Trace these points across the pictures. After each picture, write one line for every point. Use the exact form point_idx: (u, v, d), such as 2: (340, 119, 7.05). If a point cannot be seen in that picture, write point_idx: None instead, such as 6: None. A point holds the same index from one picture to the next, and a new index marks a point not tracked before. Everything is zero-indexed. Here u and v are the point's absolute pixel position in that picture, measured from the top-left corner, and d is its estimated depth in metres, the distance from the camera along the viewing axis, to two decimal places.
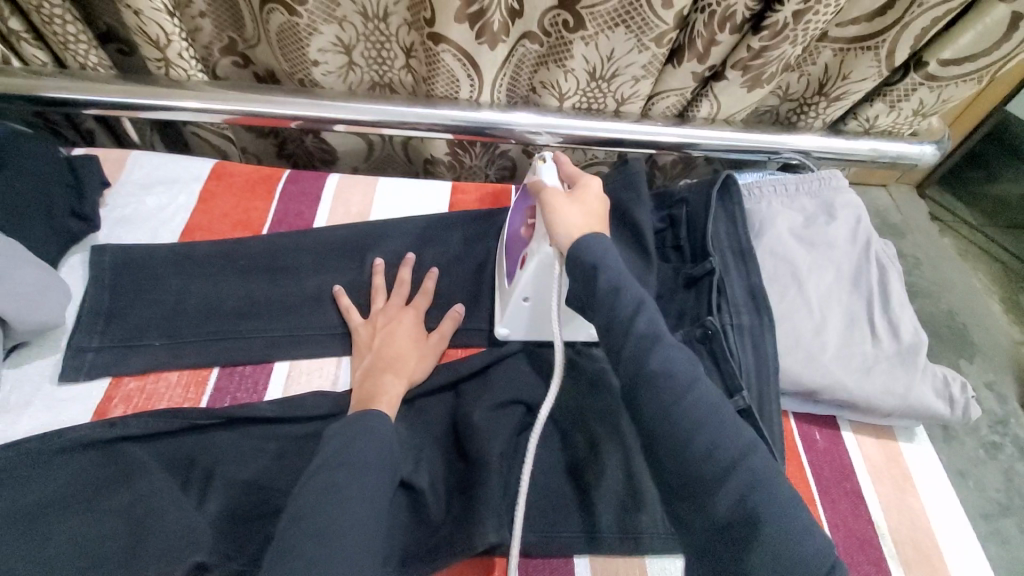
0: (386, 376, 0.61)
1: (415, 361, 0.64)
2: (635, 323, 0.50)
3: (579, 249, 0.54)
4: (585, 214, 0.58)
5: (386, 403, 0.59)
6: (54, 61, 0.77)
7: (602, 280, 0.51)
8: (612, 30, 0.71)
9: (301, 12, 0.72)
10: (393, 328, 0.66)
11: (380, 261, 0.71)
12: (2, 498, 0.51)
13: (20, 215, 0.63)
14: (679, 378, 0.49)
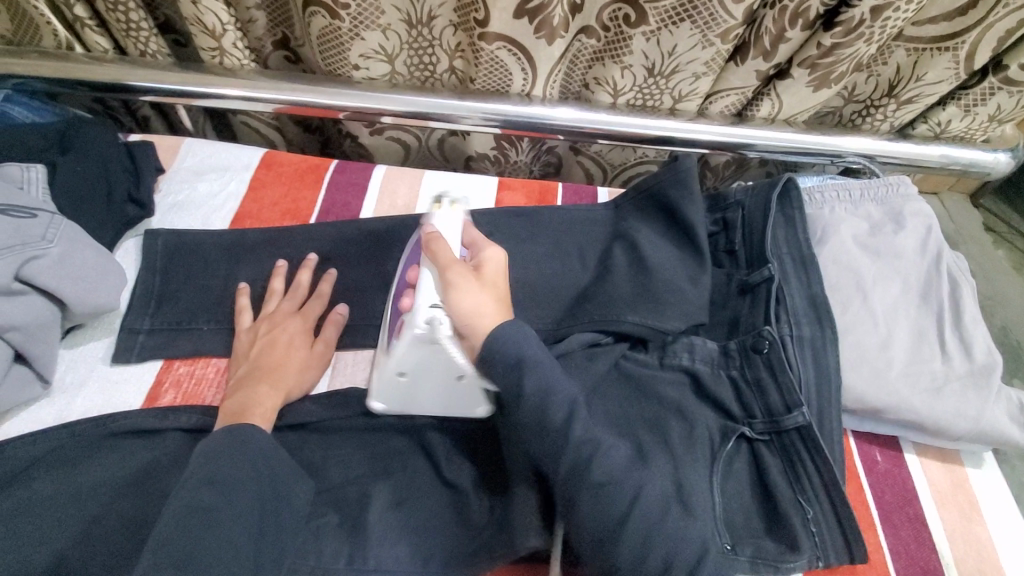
0: (261, 386, 0.56)
1: (297, 371, 0.60)
2: (571, 431, 0.48)
3: (495, 343, 0.50)
4: (489, 296, 0.53)
5: (257, 417, 0.54)
6: (115, 48, 0.79)
7: (529, 379, 0.49)
8: (676, 26, 0.68)
9: (344, 17, 0.71)
10: (282, 335, 0.61)
11: (284, 263, 0.68)
12: (58, 477, 0.52)
13: (81, 198, 0.64)
14: (624, 491, 0.47)
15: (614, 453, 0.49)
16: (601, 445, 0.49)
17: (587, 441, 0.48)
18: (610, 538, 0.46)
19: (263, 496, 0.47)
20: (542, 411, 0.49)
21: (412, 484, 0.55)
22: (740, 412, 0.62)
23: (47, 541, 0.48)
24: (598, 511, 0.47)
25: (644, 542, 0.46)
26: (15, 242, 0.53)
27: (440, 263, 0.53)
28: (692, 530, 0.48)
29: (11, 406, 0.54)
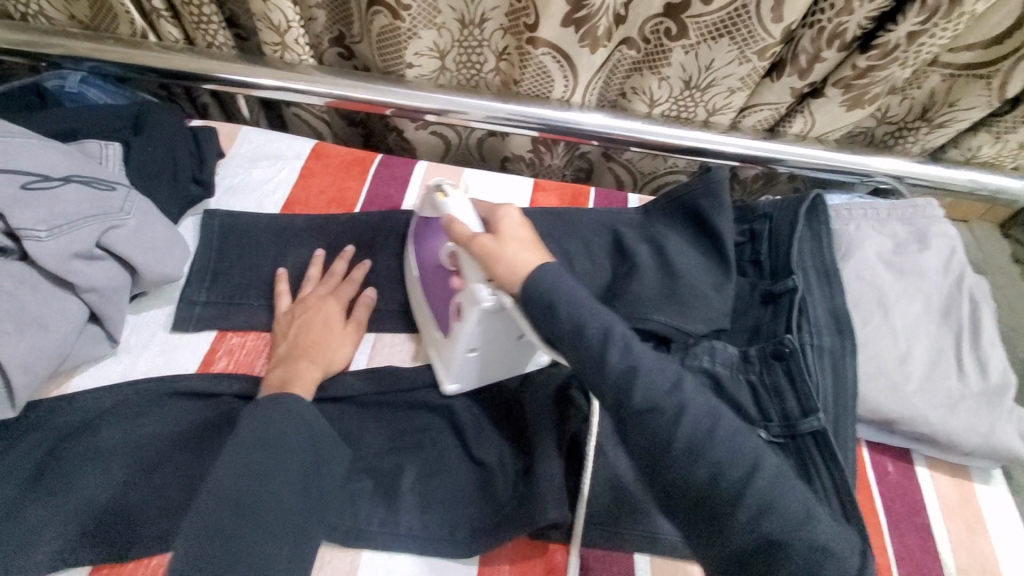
0: (300, 362, 0.60)
1: (334, 349, 0.63)
2: (608, 355, 0.49)
3: (533, 286, 0.52)
4: (527, 250, 0.55)
5: (298, 390, 0.57)
6: (184, 38, 0.84)
7: (563, 316, 0.51)
8: (715, 41, 0.71)
9: (404, 17, 0.75)
10: (317, 316, 0.65)
11: (320, 251, 0.71)
12: (121, 429, 0.56)
13: (150, 176, 0.69)
14: (669, 406, 0.48)
15: (647, 361, 0.50)
16: (641, 368, 0.49)
17: (630, 360, 0.49)
18: (659, 450, 0.47)
19: (304, 464, 0.51)
20: (578, 331, 0.50)
21: (443, 459, 0.58)
22: (758, 415, 0.65)
23: (117, 487, 0.53)
24: (650, 429, 0.48)
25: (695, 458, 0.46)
26: (97, 212, 0.58)
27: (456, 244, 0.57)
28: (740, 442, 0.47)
29: (82, 362, 0.59)
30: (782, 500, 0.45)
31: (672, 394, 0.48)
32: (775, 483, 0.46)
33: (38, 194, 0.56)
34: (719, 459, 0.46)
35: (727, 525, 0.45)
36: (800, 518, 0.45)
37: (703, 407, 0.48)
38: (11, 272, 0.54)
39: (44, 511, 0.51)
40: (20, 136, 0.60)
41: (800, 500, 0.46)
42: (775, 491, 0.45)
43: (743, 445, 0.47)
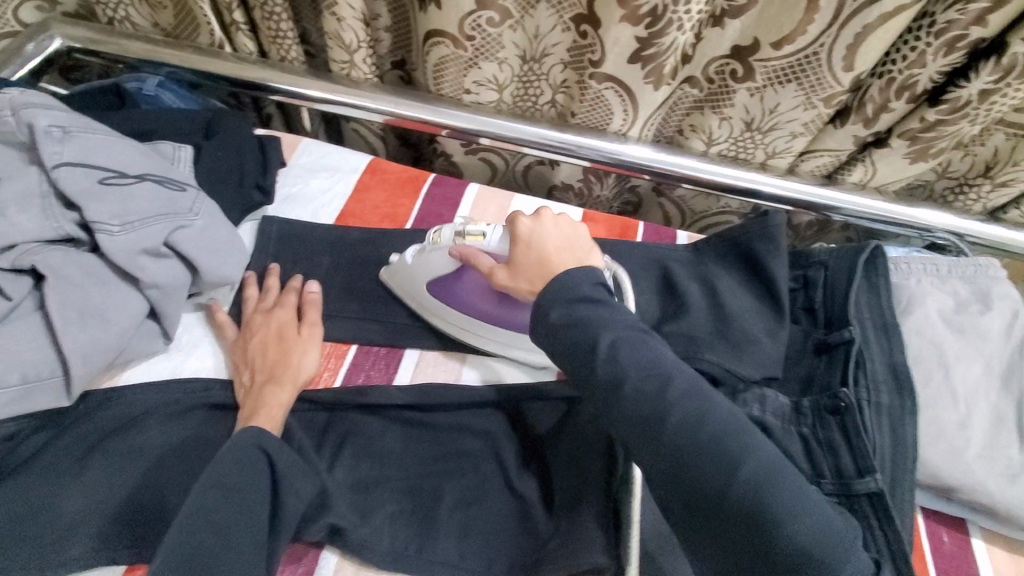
0: (266, 389, 0.58)
1: (296, 362, 0.61)
2: (603, 344, 0.48)
3: (565, 289, 0.51)
4: (548, 258, 0.55)
5: (269, 417, 0.56)
6: (258, 50, 0.87)
7: (586, 322, 0.49)
8: (781, 86, 0.71)
9: (467, 47, 0.76)
10: (268, 333, 0.63)
11: (274, 264, 0.70)
12: (168, 429, 0.57)
13: (216, 180, 0.71)
14: (659, 387, 0.46)
15: (640, 348, 0.48)
16: (638, 358, 0.47)
17: (616, 371, 0.47)
18: (653, 430, 0.45)
19: (271, 501, 0.49)
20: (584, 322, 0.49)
21: (484, 486, 0.57)
22: (809, 471, 0.62)
23: (155, 487, 0.53)
24: (637, 408, 0.46)
25: (681, 438, 0.44)
26: (168, 211, 0.60)
27: (513, 285, 0.57)
28: (735, 423, 0.45)
29: (136, 357, 0.60)
30: (774, 501, 0.41)
31: (664, 395, 0.46)
32: (767, 474, 0.43)
33: (114, 189, 0.58)
34: (709, 452, 0.43)
35: (716, 511, 0.42)
36: (790, 508, 0.41)
37: (689, 406, 0.45)
38: (79, 262, 0.56)
39: (87, 508, 0.51)
40: (100, 132, 0.62)
41: (796, 489, 0.43)
42: (769, 476, 0.42)
43: (739, 438, 0.44)
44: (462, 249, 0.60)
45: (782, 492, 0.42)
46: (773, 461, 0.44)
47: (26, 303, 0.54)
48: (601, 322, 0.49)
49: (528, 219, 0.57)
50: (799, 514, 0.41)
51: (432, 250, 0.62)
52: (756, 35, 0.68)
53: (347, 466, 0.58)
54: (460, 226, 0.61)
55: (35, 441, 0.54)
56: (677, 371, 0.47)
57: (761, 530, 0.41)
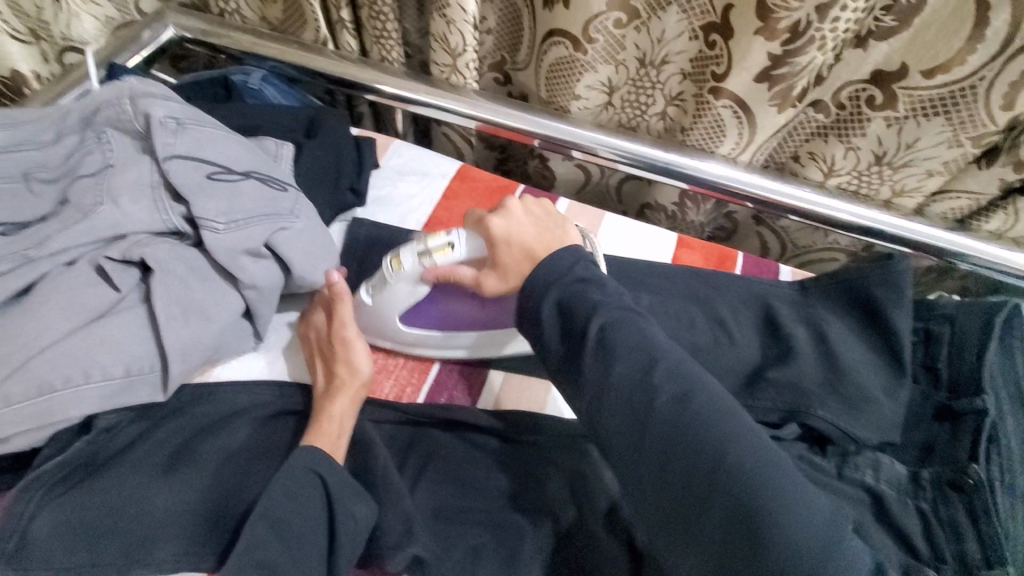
0: (319, 403, 0.56)
1: (340, 368, 0.58)
2: (591, 326, 0.47)
3: (558, 267, 0.50)
4: (530, 251, 0.53)
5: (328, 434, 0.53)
6: (359, 49, 0.86)
7: (583, 295, 0.48)
8: (927, 119, 0.65)
9: (587, 50, 0.73)
10: (320, 343, 0.61)
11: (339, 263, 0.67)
12: (253, 435, 0.57)
13: (314, 179, 0.70)
14: (638, 363, 0.45)
15: (625, 330, 0.46)
16: (622, 342, 0.46)
17: (605, 357, 0.46)
18: (639, 414, 0.43)
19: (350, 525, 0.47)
20: (574, 300, 0.49)
21: (568, 530, 0.53)
22: (927, 553, 0.53)
23: (240, 490, 0.53)
24: (623, 392, 0.44)
25: (662, 421, 0.43)
26: (271, 212, 0.60)
27: (503, 286, 0.54)
28: (719, 399, 0.44)
29: (228, 355, 0.60)
30: (759, 486, 0.39)
31: (652, 377, 0.44)
32: (754, 460, 0.40)
33: (220, 185, 0.58)
34: (698, 437, 0.41)
35: (701, 496, 0.40)
36: (778, 495, 0.39)
37: (677, 385, 0.44)
38: (183, 256, 0.55)
39: (169, 509, 0.50)
40: (212, 126, 0.61)
41: (791, 481, 0.40)
42: (758, 460, 0.40)
43: (727, 421, 0.42)
44: (435, 270, 0.57)
45: (770, 476, 0.40)
46: (762, 446, 0.42)
47: (132, 295, 0.54)
48: (594, 303, 0.48)
49: (497, 218, 0.54)
50: (788, 502, 0.39)
51: (398, 281, 0.58)
52: (903, 61, 0.62)
53: (428, 490, 0.55)
54: (417, 246, 0.57)
55: (129, 433, 0.54)
56: (663, 352, 0.45)
57: (748, 517, 0.39)
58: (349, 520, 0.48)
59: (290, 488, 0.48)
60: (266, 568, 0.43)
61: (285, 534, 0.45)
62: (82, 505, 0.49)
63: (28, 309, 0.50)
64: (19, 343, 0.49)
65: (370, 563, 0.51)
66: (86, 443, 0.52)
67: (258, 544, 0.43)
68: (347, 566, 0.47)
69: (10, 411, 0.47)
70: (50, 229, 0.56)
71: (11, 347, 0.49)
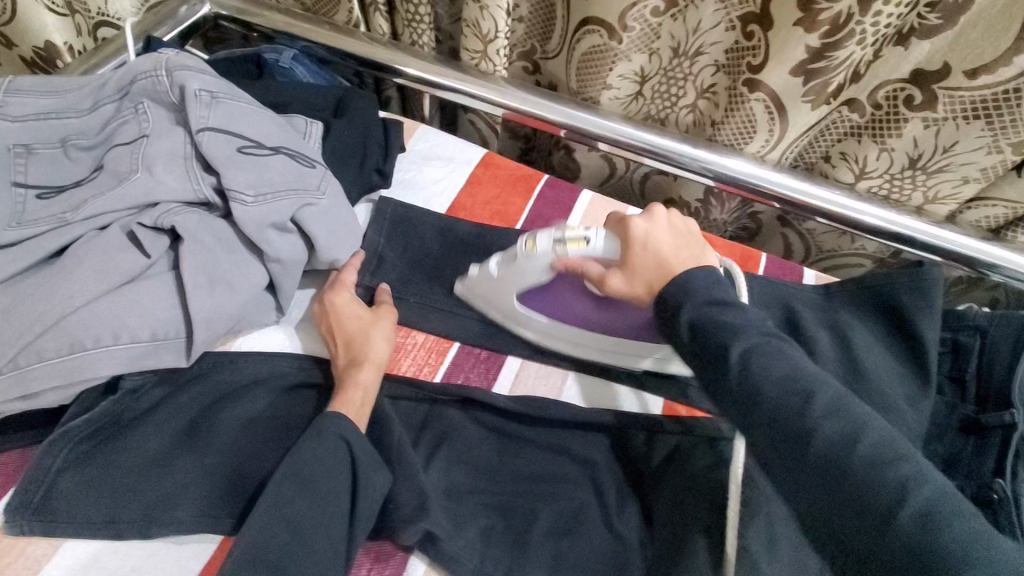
0: (349, 373, 0.56)
1: (369, 343, 0.59)
2: (734, 347, 0.44)
3: (687, 277, 0.50)
4: (662, 257, 0.53)
5: (360, 405, 0.55)
6: (390, 32, 0.87)
7: (713, 312, 0.47)
8: (968, 121, 0.63)
9: (622, 38, 0.72)
10: (341, 318, 0.61)
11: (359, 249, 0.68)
12: (271, 404, 0.58)
13: (342, 158, 0.71)
14: (793, 394, 0.42)
15: (781, 360, 0.44)
16: (772, 368, 0.43)
17: (748, 385, 0.43)
18: (797, 443, 0.40)
19: (362, 496, 0.48)
20: (724, 325, 0.46)
21: (580, 516, 0.54)
22: None
23: (259, 459, 0.54)
24: (768, 415, 0.42)
25: (810, 449, 0.40)
26: (298, 187, 0.60)
27: (629, 291, 0.54)
28: (887, 433, 0.40)
29: (250, 326, 0.61)
30: (941, 534, 0.35)
31: (806, 414, 0.40)
32: (935, 500, 0.36)
33: (250, 159, 0.59)
34: (869, 474, 0.38)
35: (874, 535, 0.36)
36: (967, 544, 0.34)
37: (840, 423, 0.40)
38: (212, 226, 0.57)
39: (190, 471, 0.52)
40: (243, 101, 0.62)
41: (970, 519, 0.36)
42: (937, 497, 0.37)
43: (899, 457, 0.38)
44: (565, 260, 0.57)
45: (959, 521, 0.35)
46: (927, 478, 0.38)
47: (162, 262, 0.56)
48: (738, 325, 0.46)
49: (640, 220, 0.55)
50: (969, 547, 0.34)
51: (526, 261, 0.58)
52: (946, 61, 0.61)
53: (441, 470, 0.56)
54: (556, 230, 0.57)
55: (154, 395, 0.56)
56: (819, 384, 0.42)
57: (931, 565, 0.34)
58: (366, 493, 0.48)
59: (312, 455, 0.48)
60: (289, 529, 0.44)
61: (308, 494, 0.46)
62: (106, 463, 0.51)
63: (61, 270, 0.51)
64: (52, 303, 0.50)
65: (384, 537, 0.52)
66: (112, 402, 0.53)
67: (274, 509, 0.44)
68: (361, 539, 0.48)
69: (42, 366, 0.49)
70: (85, 194, 0.57)
71: (43, 306, 0.50)
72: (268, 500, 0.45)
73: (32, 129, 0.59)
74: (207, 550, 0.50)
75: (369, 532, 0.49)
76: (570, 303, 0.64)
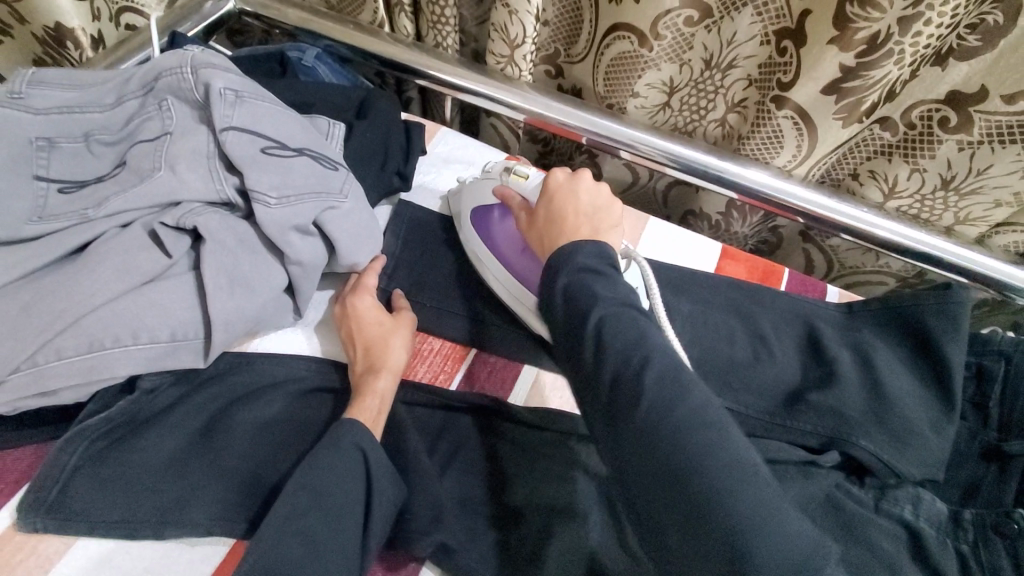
0: (366, 378, 0.56)
1: (387, 349, 0.58)
2: (591, 309, 0.44)
3: (573, 251, 0.49)
4: (569, 213, 0.56)
5: (375, 412, 0.54)
6: (414, 33, 0.86)
7: (591, 284, 0.46)
8: (1004, 145, 0.62)
9: (653, 46, 0.72)
10: (361, 323, 0.60)
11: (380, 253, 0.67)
12: (288, 408, 0.58)
13: (363, 161, 0.70)
14: (630, 362, 0.41)
15: (629, 326, 0.44)
16: (609, 332, 0.43)
17: (596, 348, 0.43)
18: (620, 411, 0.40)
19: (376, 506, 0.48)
20: (588, 294, 0.46)
21: (591, 533, 0.53)
22: None
23: (274, 462, 0.54)
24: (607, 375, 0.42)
25: (629, 414, 0.40)
26: (321, 190, 0.60)
27: (529, 233, 0.60)
28: (706, 405, 0.40)
29: (268, 329, 0.60)
30: (734, 509, 0.35)
31: (633, 383, 0.40)
32: (735, 473, 0.37)
33: (273, 160, 0.58)
34: (675, 447, 0.38)
35: (673, 508, 0.37)
36: (756, 517, 0.35)
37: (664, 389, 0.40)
38: (234, 228, 0.56)
39: (203, 473, 0.51)
40: (268, 101, 0.62)
41: (770, 502, 0.36)
42: (740, 471, 0.37)
43: (709, 428, 0.38)
44: (504, 188, 0.67)
45: (769, 503, 0.36)
46: (731, 449, 0.38)
47: (182, 262, 0.55)
48: (599, 293, 0.46)
49: (563, 173, 0.60)
50: (773, 532, 0.35)
51: (482, 181, 0.70)
52: (983, 84, 0.59)
53: (456, 479, 0.55)
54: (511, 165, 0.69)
55: (170, 394, 0.55)
56: (656, 353, 0.42)
57: (722, 540, 0.35)
58: (379, 505, 0.48)
59: (327, 463, 0.48)
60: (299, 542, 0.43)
61: (322, 503, 0.46)
62: (122, 462, 0.50)
63: (83, 268, 0.51)
64: (73, 300, 0.50)
65: (396, 549, 0.51)
66: (130, 401, 0.53)
67: (289, 518, 0.44)
68: (373, 551, 0.47)
69: (60, 364, 0.49)
70: (108, 190, 0.57)
71: (63, 304, 0.49)
72: (281, 508, 0.44)
73: (55, 123, 0.59)
74: (219, 554, 0.50)
75: (381, 543, 0.49)
76: (506, 243, 0.66)
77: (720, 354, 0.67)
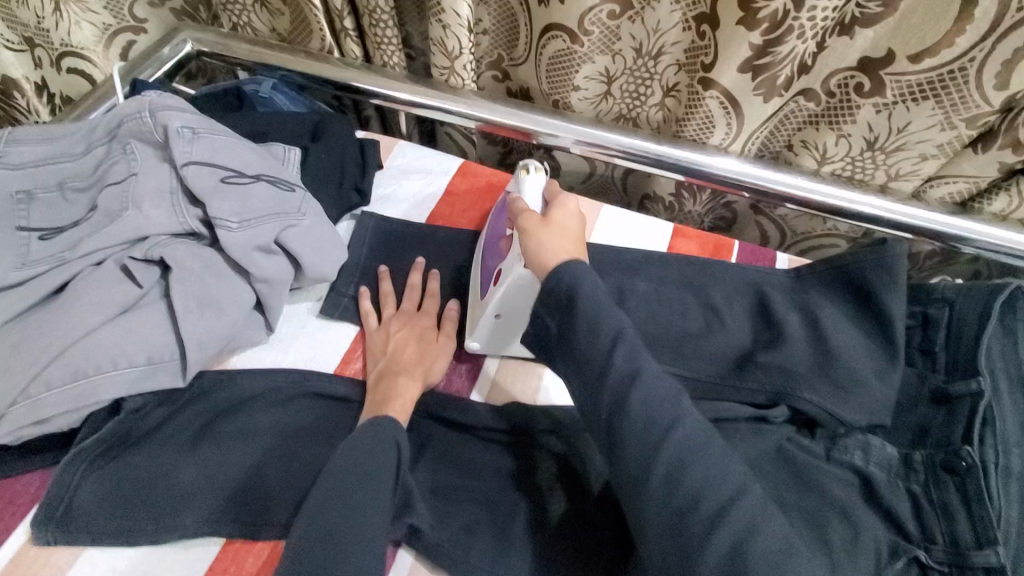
0: (401, 379, 0.62)
1: (431, 363, 0.65)
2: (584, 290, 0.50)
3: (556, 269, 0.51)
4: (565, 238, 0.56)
5: (399, 408, 0.59)
6: (363, 56, 0.91)
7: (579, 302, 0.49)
8: (917, 102, 0.66)
9: (583, 42, 0.75)
10: (410, 332, 0.67)
11: (383, 268, 0.73)
12: (270, 415, 0.62)
13: (321, 181, 0.75)
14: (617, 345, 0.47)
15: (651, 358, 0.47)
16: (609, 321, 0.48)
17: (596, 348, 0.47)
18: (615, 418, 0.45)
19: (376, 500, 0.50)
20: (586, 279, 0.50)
21: (557, 506, 0.57)
22: (917, 535, 0.54)
23: (257, 468, 0.57)
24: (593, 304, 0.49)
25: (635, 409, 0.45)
26: (279, 211, 0.64)
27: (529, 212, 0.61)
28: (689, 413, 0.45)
29: (243, 345, 0.65)
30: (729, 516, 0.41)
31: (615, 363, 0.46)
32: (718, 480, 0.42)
33: (233, 187, 0.63)
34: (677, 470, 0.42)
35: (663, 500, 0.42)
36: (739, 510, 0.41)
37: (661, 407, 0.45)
38: (200, 254, 0.61)
39: (192, 481, 0.56)
40: (225, 134, 0.66)
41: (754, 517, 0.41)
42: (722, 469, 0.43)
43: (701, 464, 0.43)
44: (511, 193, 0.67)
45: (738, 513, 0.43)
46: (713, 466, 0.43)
47: (154, 292, 0.60)
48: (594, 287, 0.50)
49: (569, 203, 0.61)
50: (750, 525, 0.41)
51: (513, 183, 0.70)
52: (890, 46, 0.63)
53: (424, 468, 0.59)
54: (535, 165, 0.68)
55: (156, 415, 0.59)
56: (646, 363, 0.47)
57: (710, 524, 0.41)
58: None
59: None
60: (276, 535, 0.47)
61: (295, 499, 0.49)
62: (118, 478, 0.55)
63: (66, 305, 0.56)
64: (58, 335, 0.54)
65: None
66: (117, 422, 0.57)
67: None
68: None
69: (51, 394, 0.53)
70: (82, 233, 0.62)
71: (51, 339, 0.54)
72: None
73: (31, 176, 0.64)
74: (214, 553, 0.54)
75: None
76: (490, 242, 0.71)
77: (673, 328, 0.71)
